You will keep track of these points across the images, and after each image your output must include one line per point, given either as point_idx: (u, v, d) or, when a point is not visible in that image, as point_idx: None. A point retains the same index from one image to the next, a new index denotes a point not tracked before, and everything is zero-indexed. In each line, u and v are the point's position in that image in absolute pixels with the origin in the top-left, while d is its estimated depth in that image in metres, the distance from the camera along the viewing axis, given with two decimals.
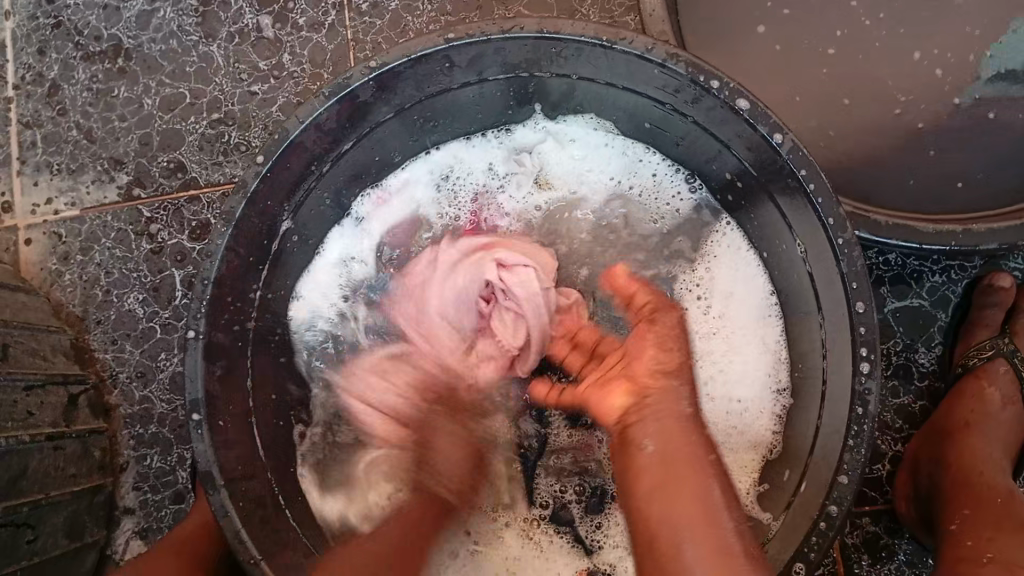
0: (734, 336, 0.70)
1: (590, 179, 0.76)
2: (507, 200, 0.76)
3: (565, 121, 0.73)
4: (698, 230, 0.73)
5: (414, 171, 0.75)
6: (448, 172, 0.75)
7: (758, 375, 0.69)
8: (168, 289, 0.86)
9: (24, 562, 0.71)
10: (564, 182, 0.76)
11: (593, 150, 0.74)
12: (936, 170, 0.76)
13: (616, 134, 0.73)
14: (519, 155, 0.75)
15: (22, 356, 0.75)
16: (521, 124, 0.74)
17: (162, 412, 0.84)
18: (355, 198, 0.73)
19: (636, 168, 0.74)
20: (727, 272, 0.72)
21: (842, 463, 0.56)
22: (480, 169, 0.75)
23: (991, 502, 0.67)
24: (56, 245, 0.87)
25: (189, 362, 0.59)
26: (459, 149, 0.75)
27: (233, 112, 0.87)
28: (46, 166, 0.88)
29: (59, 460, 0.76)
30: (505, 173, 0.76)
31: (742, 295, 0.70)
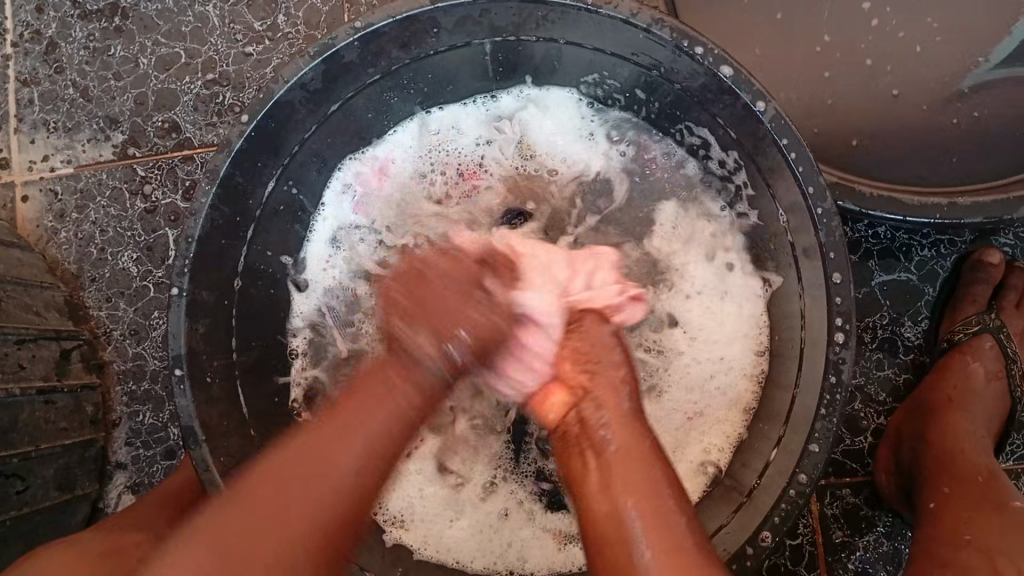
0: (711, 300, 0.71)
1: (576, 148, 0.75)
2: (497, 166, 0.76)
3: (549, 90, 0.74)
4: (678, 194, 0.73)
5: (403, 137, 0.75)
6: (435, 138, 0.76)
7: (741, 342, 0.69)
8: (161, 248, 0.86)
9: (14, 512, 0.72)
10: (553, 152, 0.75)
11: (578, 122, 0.75)
12: (921, 142, 0.76)
13: (600, 105, 0.74)
14: (501, 122, 0.75)
15: (14, 309, 0.76)
16: (504, 90, 0.74)
17: (155, 369, 0.86)
18: (339, 165, 0.73)
19: (627, 141, 0.74)
20: (692, 225, 0.72)
21: (813, 432, 0.57)
22: (467, 138, 0.76)
23: (972, 483, 0.68)
24: (53, 203, 0.87)
25: (173, 319, 0.60)
26: (448, 119, 0.75)
27: (228, 72, 0.88)
28: (44, 124, 0.89)
29: (50, 413, 0.77)
30: (492, 142, 0.76)
31: (716, 250, 0.71)
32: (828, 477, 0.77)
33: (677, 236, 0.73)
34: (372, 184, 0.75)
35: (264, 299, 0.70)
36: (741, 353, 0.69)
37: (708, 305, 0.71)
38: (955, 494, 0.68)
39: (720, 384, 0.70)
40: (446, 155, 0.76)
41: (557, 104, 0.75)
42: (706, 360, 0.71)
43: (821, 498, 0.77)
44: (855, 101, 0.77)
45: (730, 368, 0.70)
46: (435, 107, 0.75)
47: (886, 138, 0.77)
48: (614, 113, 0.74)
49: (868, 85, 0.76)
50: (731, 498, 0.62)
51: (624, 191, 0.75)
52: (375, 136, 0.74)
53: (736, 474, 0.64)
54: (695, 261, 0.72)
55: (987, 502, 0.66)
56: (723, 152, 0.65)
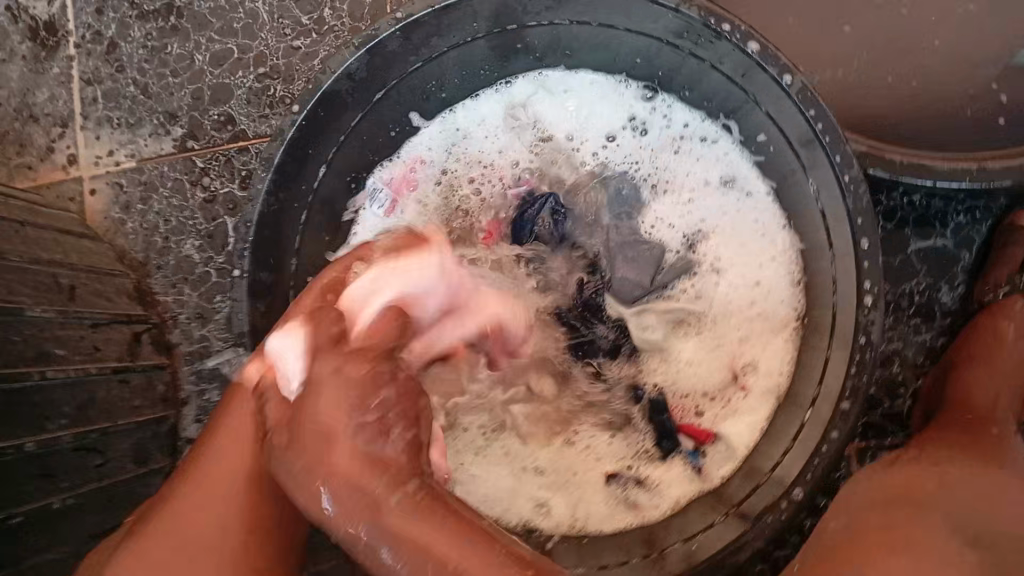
0: (744, 266, 0.74)
1: (594, 126, 0.78)
2: (518, 158, 0.78)
3: (564, 71, 0.76)
4: (699, 165, 0.76)
5: (428, 131, 0.78)
6: (453, 136, 0.78)
7: (778, 301, 0.73)
8: (222, 235, 0.92)
9: (98, 481, 0.78)
10: (569, 132, 0.78)
11: (594, 102, 0.77)
12: (926, 104, 0.82)
13: (620, 83, 0.76)
14: (515, 110, 0.78)
15: (88, 296, 0.81)
16: (521, 77, 0.77)
17: (220, 348, 0.91)
18: (369, 172, 0.76)
19: (646, 114, 0.77)
20: (713, 195, 0.75)
21: (845, 390, 0.59)
22: (484, 130, 0.78)
23: (961, 419, 0.71)
24: (118, 195, 0.93)
25: (238, 299, 0.65)
26: (469, 110, 0.78)
27: (279, 65, 0.92)
28: (108, 121, 0.94)
29: (126, 391, 0.82)
30: (511, 133, 0.78)
31: (745, 214, 0.74)
32: (865, 441, 0.79)
33: (695, 203, 0.76)
34: (399, 178, 0.78)
35: (322, 280, 0.74)
36: (777, 283, 0.73)
37: (741, 274, 0.74)
38: (942, 423, 0.71)
39: (757, 352, 0.73)
40: (466, 149, 0.78)
41: (572, 87, 0.77)
42: (744, 320, 0.74)
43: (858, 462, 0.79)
44: (866, 65, 0.82)
45: (764, 331, 0.73)
46: (456, 104, 0.77)
47: (895, 101, 0.82)
48: (639, 86, 0.76)
49: (888, 47, 0.83)
50: (766, 463, 0.65)
51: (644, 166, 0.77)
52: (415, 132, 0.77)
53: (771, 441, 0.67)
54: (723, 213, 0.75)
55: (989, 447, 0.68)
56: (755, 126, 0.68)
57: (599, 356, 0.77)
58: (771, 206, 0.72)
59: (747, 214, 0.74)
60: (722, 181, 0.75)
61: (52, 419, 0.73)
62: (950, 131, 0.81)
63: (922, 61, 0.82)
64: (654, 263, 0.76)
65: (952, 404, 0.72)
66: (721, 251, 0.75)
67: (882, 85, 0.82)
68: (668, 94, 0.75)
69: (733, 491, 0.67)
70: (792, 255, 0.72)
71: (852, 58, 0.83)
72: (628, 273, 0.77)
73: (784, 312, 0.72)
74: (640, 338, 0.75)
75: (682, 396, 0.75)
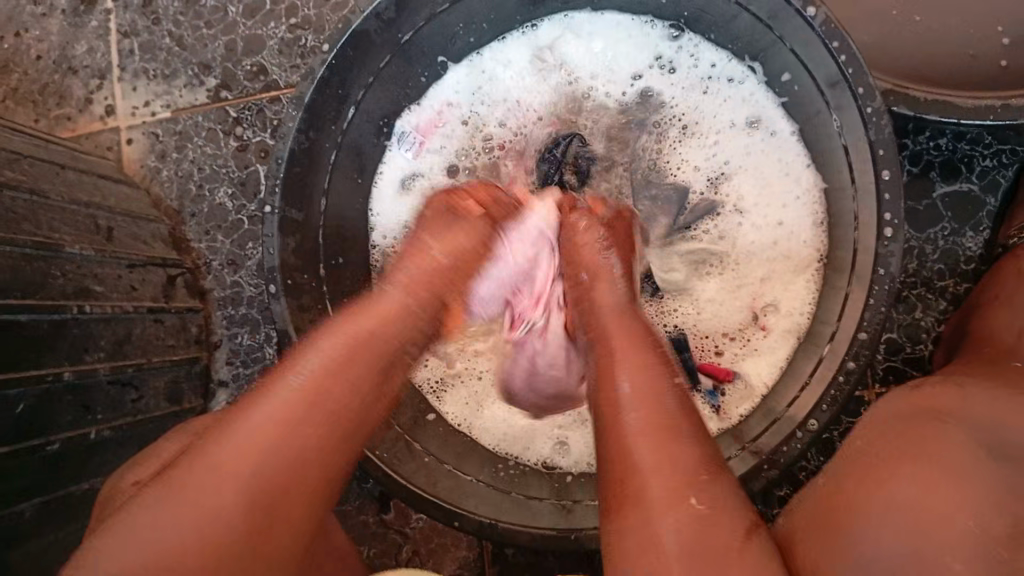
0: (767, 207, 0.75)
1: (618, 70, 0.78)
2: (544, 101, 0.80)
3: (589, 14, 0.77)
4: (723, 107, 0.76)
5: (457, 77, 0.79)
6: (479, 78, 0.79)
7: (800, 242, 0.73)
8: (254, 183, 0.93)
9: (131, 417, 0.80)
10: (595, 74, 0.79)
11: (619, 44, 0.77)
12: (934, 41, 0.81)
13: (648, 23, 0.76)
14: (542, 53, 0.78)
15: (124, 238, 0.84)
16: (546, 20, 0.77)
17: (251, 294, 0.93)
18: (397, 117, 0.78)
19: (671, 52, 0.76)
20: (737, 137, 0.76)
21: (864, 322, 0.60)
22: (512, 74, 0.79)
23: (982, 352, 0.69)
24: (154, 144, 0.96)
25: (267, 234, 0.67)
26: (496, 52, 0.78)
27: (310, 16, 0.93)
28: (143, 73, 0.96)
29: (160, 331, 0.85)
30: (538, 76, 0.79)
31: (770, 155, 0.75)
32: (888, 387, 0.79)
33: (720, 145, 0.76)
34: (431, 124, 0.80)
35: (347, 219, 0.76)
36: (802, 222, 0.73)
37: (765, 216, 0.75)
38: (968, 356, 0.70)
39: (778, 293, 0.74)
40: (492, 93, 0.80)
41: (599, 29, 0.77)
42: (766, 261, 0.75)
43: None
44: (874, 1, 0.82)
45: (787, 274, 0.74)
46: (480, 49, 0.78)
47: (903, 38, 0.81)
48: (665, 25, 0.75)
49: None
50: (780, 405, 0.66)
51: (671, 108, 0.77)
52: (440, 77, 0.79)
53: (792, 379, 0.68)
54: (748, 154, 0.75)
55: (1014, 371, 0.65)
56: (780, 64, 0.68)
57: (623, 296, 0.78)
58: (797, 146, 0.73)
59: (772, 155, 0.74)
60: (747, 123, 0.75)
61: (90, 352, 0.75)
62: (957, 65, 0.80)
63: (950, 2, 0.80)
64: (676, 204, 0.77)
65: (975, 339, 0.72)
66: (744, 191, 0.76)
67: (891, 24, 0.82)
68: (694, 32, 0.75)
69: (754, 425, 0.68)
70: (816, 195, 0.72)
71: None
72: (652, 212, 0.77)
73: (808, 251, 0.73)
74: (663, 280, 0.77)
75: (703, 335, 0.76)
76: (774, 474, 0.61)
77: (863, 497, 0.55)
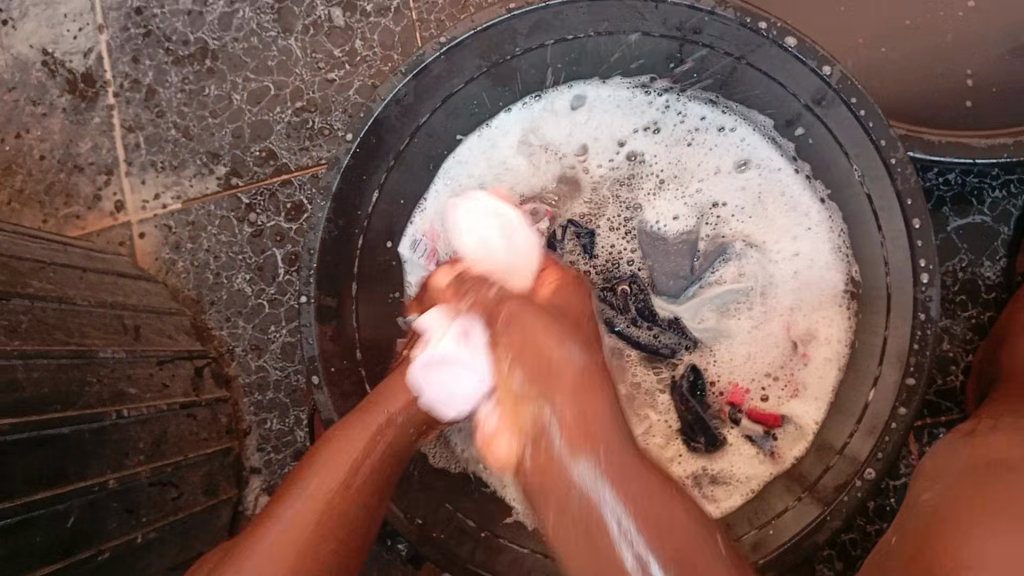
0: (784, 241, 0.76)
1: (612, 130, 0.79)
2: (535, 180, 0.81)
3: (588, 82, 0.78)
4: (723, 152, 0.78)
5: (458, 158, 0.80)
6: (487, 154, 0.81)
7: (824, 274, 0.75)
8: (271, 267, 0.94)
9: (173, 515, 0.79)
10: (592, 139, 0.80)
11: (612, 105, 0.79)
12: (919, 80, 0.84)
13: (639, 84, 0.78)
14: (543, 120, 0.80)
15: (152, 334, 0.84)
16: (550, 91, 0.79)
17: (277, 378, 0.93)
18: (409, 218, 0.79)
19: (659, 113, 0.79)
20: (735, 181, 0.78)
21: (909, 366, 0.61)
22: (518, 145, 0.81)
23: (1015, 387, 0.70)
24: (167, 236, 0.96)
25: (307, 324, 0.67)
26: (501, 127, 0.80)
27: (315, 98, 0.95)
28: (151, 165, 0.97)
29: (192, 425, 0.84)
30: (541, 150, 0.81)
31: (772, 191, 0.77)
32: (925, 419, 0.82)
33: (715, 189, 0.78)
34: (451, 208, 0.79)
35: (379, 300, 0.77)
36: (818, 250, 0.75)
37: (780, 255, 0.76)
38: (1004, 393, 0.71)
39: (810, 338, 0.75)
40: (502, 176, 0.81)
41: (584, 95, 0.79)
42: (791, 295, 0.76)
43: (918, 440, 0.82)
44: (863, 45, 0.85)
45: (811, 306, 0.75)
46: (486, 122, 0.79)
47: (890, 78, 0.84)
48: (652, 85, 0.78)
49: (887, 28, 0.85)
50: (832, 446, 0.67)
51: (661, 159, 0.79)
52: (446, 170, 0.80)
53: (836, 424, 0.69)
54: (749, 196, 0.77)
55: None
56: (793, 119, 0.70)
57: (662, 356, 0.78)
58: (802, 183, 0.75)
59: (774, 189, 0.76)
60: (739, 164, 0.78)
61: (131, 456, 0.75)
62: (944, 107, 0.83)
63: (933, 40, 0.84)
64: (689, 255, 0.79)
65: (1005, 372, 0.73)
66: (751, 229, 0.77)
67: (881, 70, 0.85)
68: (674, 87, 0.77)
69: (807, 469, 0.69)
70: (829, 224, 0.74)
71: (852, 41, 0.85)
72: (666, 266, 0.79)
73: (833, 278, 0.74)
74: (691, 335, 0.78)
75: (737, 383, 0.77)
76: (835, 522, 0.62)
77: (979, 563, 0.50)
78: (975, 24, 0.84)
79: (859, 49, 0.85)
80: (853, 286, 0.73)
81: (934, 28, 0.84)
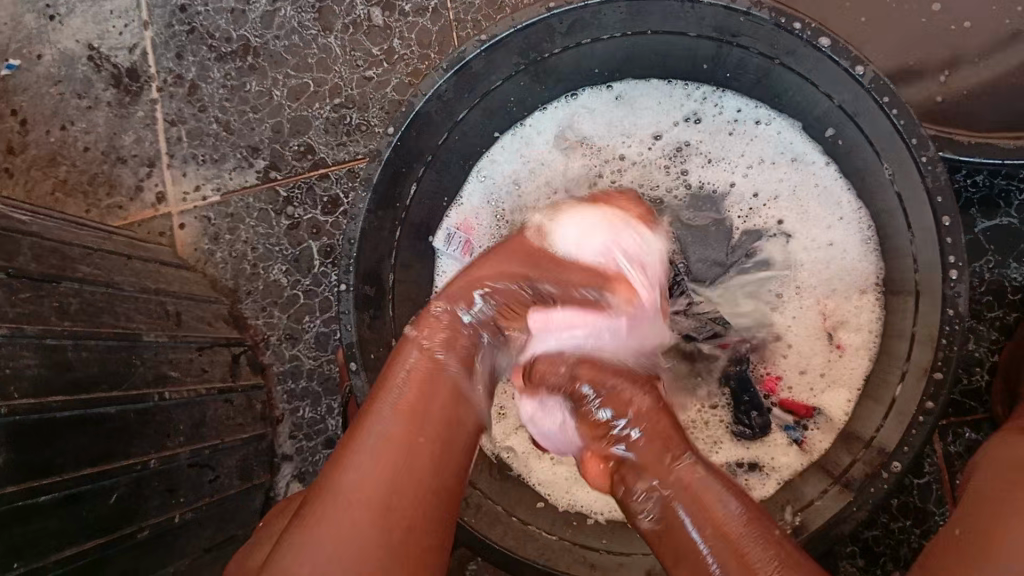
0: (816, 230, 0.78)
1: (650, 125, 0.81)
2: (580, 171, 0.83)
3: (625, 82, 0.81)
4: (759, 148, 0.79)
5: (492, 158, 0.82)
6: (523, 149, 0.83)
7: (853, 267, 0.76)
8: (307, 259, 0.96)
9: (210, 497, 0.81)
10: (626, 133, 0.82)
11: (649, 104, 0.81)
12: (948, 84, 0.85)
13: (676, 81, 0.80)
14: (579, 117, 0.82)
15: (193, 321, 0.87)
16: (586, 88, 0.81)
17: (310, 367, 0.96)
18: (444, 216, 0.82)
19: (698, 105, 0.80)
20: (771, 174, 0.79)
21: (937, 361, 0.62)
22: (551, 138, 0.83)
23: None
24: (207, 227, 0.98)
25: (345, 312, 0.69)
26: (537, 125, 0.82)
27: (353, 95, 0.97)
28: (193, 158, 0.99)
29: (229, 410, 0.87)
30: (578, 142, 0.83)
31: (804, 184, 0.78)
32: (949, 418, 0.84)
33: (754, 176, 0.80)
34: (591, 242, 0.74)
35: (415, 290, 0.79)
36: (850, 239, 0.76)
37: (811, 244, 0.78)
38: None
39: (836, 334, 0.76)
40: (537, 170, 0.83)
41: (626, 91, 0.81)
42: (821, 286, 0.78)
43: (942, 438, 0.84)
44: (892, 48, 0.87)
45: (839, 296, 0.77)
46: (522, 120, 0.82)
47: (917, 85, 0.86)
48: (686, 83, 0.80)
49: (915, 33, 0.86)
50: (858, 439, 0.69)
51: (707, 147, 0.81)
52: (482, 168, 0.83)
53: (863, 417, 0.70)
54: (785, 184, 0.79)
55: None
56: (825, 118, 0.71)
57: (700, 339, 0.80)
58: (833, 174, 0.76)
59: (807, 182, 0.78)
60: (774, 159, 0.79)
61: (172, 437, 0.77)
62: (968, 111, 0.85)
63: (963, 46, 0.85)
64: (724, 242, 0.80)
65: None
66: (786, 218, 0.79)
67: (909, 74, 0.86)
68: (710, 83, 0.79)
69: (831, 463, 0.71)
70: (860, 215, 0.75)
71: (882, 45, 0.87)
72: (700, 253, 0.80)
73: (864, 267, 0.75)
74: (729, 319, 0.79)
75: (772, 371, 0.79)
76: (861, 513, 0.63)
77: (1002, 527, 0.54)
78: (1007, 29, 0.85)
79: (889, 53, 0.87)
80: (881, 276, 0.74)
81: (964, 32, 0.85)
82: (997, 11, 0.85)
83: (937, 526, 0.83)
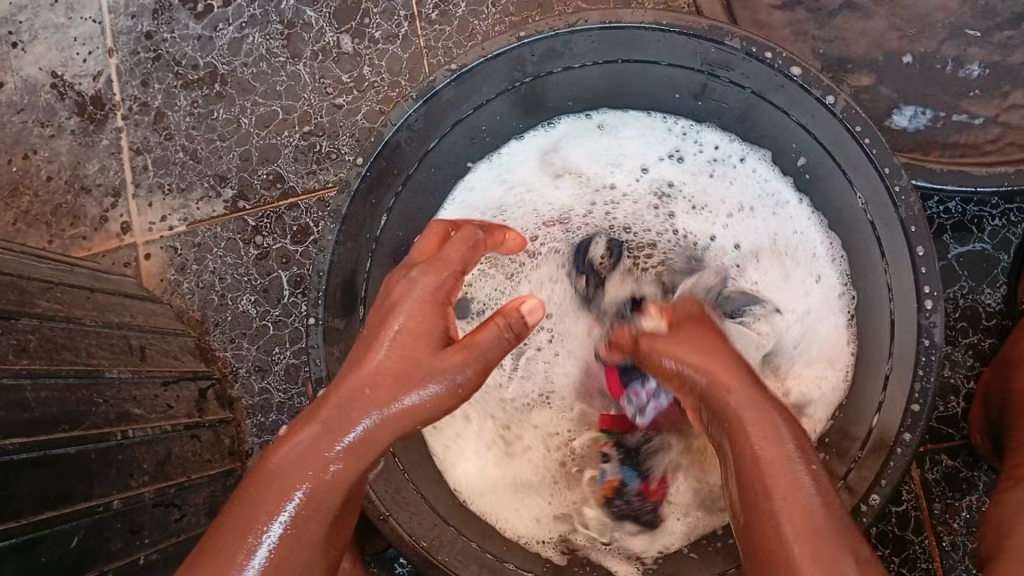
0: (798, 274, 0.74)
1: (629, 160, 0.79)
2: (555, 205, 0.80)
3: (606, 112, 0.79)
4: (740, 186, 0.77)
5: (468, 186, 0.80)
6: (499, 176, 0.80)
7: (834, 312, 0.73)
8: (277, 289, 0.94)
9: (174, 537, 0.78)
10: (605, 166, 0.80)
11: (630, 137, 0.79)
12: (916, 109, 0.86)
13: (658, 114, 0.78)
14: (558, 148, 0.80)
15: (156, 355, 0.85)
16: (565, 117, 0.79)
17: (280, 401, 0.94)
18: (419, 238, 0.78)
19: (679, 141, 0.78)
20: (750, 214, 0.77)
21: (913, 392, 0.63)
22: (526, 168, 0.80)
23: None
24: (174, 257, 0.96)
25: (315, 346, 0.68)
26: (513, 152, 0.80)
27: (323, 123, 0.96)
28: (159, 188, 0.98)
29: (196, 446, 0.85)
30: (556, 173, 0.80)
31: (784, 225, 0.75)
32: (926, 445, 0.84)
33: (743, 218, 0.77)
34: None
35: None
36: (833, 285, 0.73)
37: (793, 286, 0.74)
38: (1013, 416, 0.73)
39: None
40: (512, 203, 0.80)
41: (607, 121, 0.79)
42: (804, 334, 0.73)
43: (921, 465, 0.84)
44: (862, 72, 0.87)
45: (820, 346, 0.73)
46: (498, 149, 0.80)
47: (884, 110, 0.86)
48: (668, 115, 0.78)
49: (884, 59, 0.87)
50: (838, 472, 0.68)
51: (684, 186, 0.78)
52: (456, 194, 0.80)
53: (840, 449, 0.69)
54: (766, 229, 0.76)
55: None
56: (796, 151, 0.72)
57: None
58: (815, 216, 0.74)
59: (786, 224, 0.75)
60: (755, 198, 0.76)
61: (135, 477, 0.75)
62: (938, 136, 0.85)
63: (931, 72, 0.86)
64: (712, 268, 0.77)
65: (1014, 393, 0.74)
66: (766, 263, 0.75)
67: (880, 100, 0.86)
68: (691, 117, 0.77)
69: None
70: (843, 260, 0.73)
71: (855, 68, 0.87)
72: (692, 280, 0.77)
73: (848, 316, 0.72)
74: None
75: None
76: None
77: None
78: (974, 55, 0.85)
79: (861, 79, 0.87)
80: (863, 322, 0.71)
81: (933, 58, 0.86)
82: (964, 38, 0.86)
83: (917, 555, 0.82)
